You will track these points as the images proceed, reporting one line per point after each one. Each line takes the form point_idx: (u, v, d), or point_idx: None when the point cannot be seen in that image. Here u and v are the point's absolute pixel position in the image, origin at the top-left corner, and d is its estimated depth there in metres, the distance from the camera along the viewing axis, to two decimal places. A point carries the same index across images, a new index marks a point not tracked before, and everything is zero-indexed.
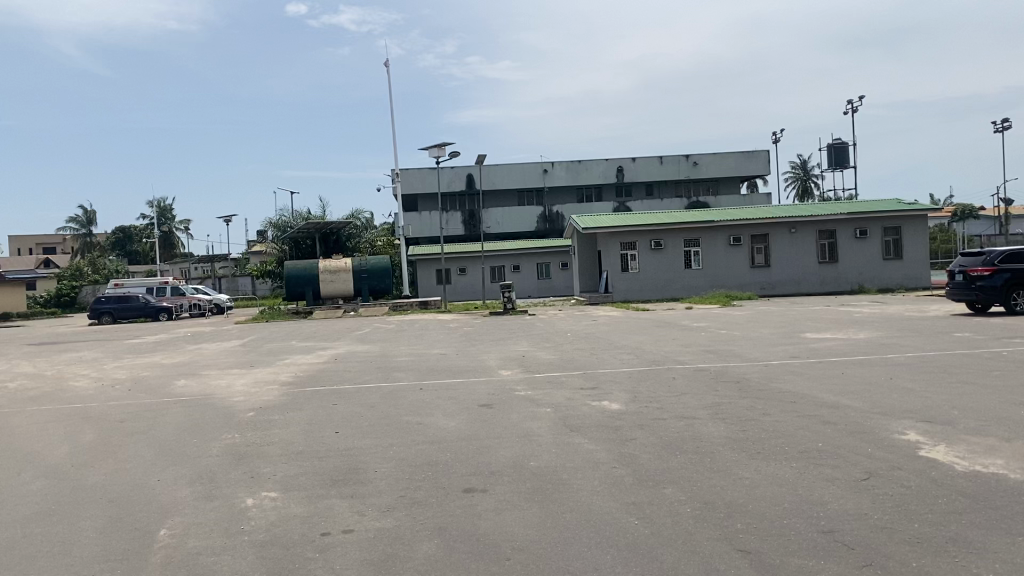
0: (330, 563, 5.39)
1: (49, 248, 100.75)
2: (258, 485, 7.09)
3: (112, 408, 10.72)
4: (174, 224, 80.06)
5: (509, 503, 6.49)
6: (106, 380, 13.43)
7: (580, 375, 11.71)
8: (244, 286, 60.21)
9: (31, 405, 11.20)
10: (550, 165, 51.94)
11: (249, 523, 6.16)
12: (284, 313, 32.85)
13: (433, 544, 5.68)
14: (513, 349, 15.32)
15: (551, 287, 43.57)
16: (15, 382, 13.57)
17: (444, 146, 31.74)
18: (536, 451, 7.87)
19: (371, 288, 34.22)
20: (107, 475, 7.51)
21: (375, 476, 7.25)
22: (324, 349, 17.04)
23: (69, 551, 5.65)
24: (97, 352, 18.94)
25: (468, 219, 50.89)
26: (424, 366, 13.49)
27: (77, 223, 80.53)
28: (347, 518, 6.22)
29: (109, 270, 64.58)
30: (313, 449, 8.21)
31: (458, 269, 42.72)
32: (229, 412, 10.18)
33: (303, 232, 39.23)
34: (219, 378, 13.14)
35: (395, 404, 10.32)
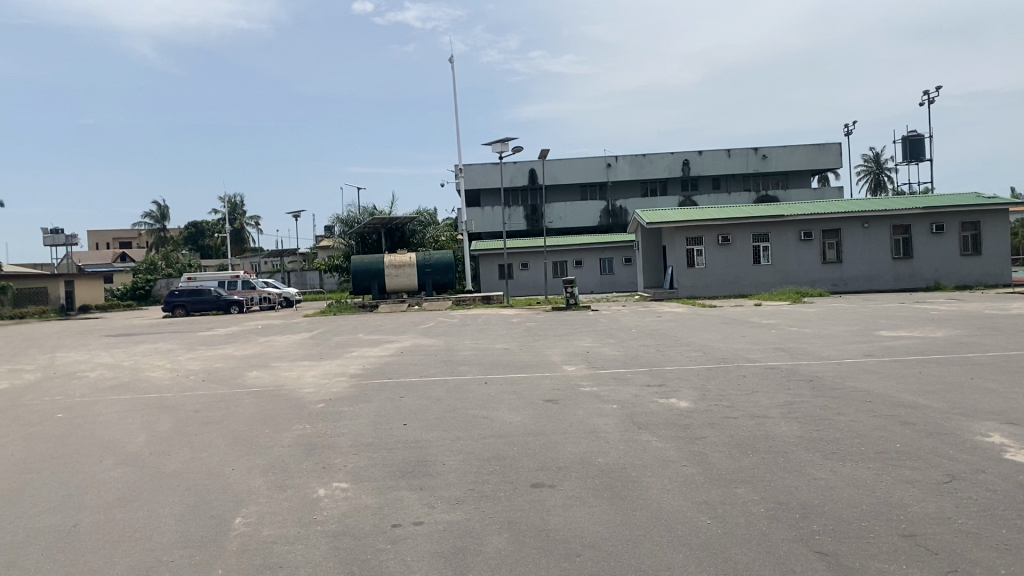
0: (401, 555, 5.41)
1: (125, 242, 103.75)
2: (330, 475, 7.19)
3: (187, 398, 11.00)
4: (244, 219, 81.94)
5: (577, 499, 6.44)
6: (181, 371, 13.82)
7: (646, 373, 11.60)
8: (311, 280, 61.40)
9: (111, 394, 11.58)
10: (614, 159, 51.72)
11: (320, 513, 6.24)
12: (349, 307, 33.31)
13: (503, 538, 5.67)
14: (578, 344, 15.25)
15: (614, 282, 43.30)
16: (96, 372, 14.07)
17: (507, 141, 31.66)
18: (604, 448, 7.80)
19: (434, 282, 34.42)
20: (184, 464, 7.70)
21: (443, 469, 7.28)
22: (389, 343, 17.19)
23: (150, 537, 5.80)
24: (172, 344, 19.50)
25: (530, 215, 50.92)
26: (489, 361, 13.50)
27: (151, 219, 82.75)
28: (417, 510, 6.26)
29: (181, 265, 66.40)
30: (382, 441, 8.30)
31: (520, 264, 42.85)
32: (300, 403, 10.35)
33: (368, 228, 39.70)
34: (290, 370, 13.41)
35: (462, 397, 10.36)
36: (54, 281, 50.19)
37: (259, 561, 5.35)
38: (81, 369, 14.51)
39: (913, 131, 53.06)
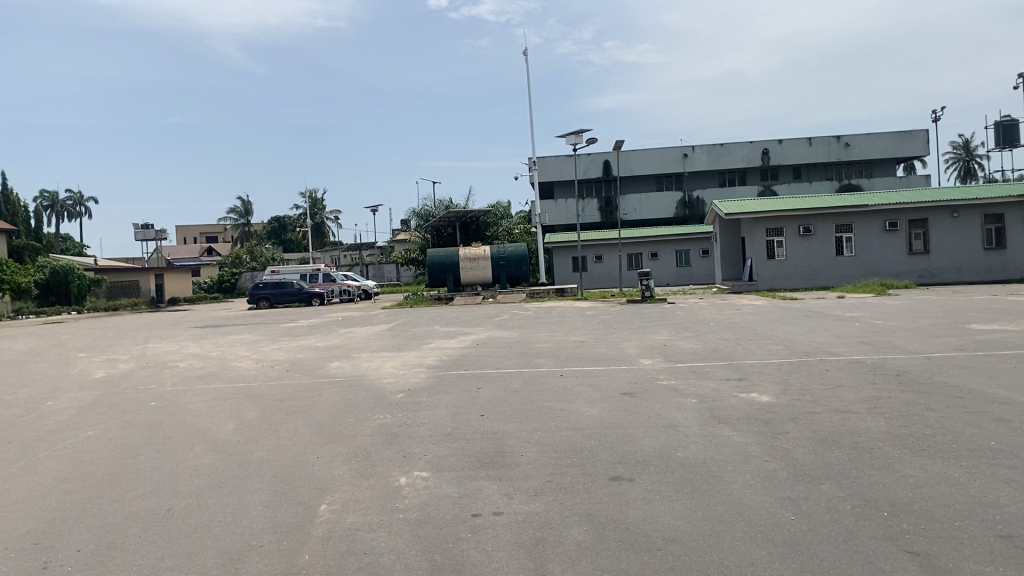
0: (482, 545, 5.47)
1: (211, 237, 107.20)
2: (410, 464, 7.31)
3: (272, 388, 11.32)
4: (324, 213, 83.56)
5: (657, 493, 6.39)
6: (266, 361, 14.23)
7: (726, 366, 11.42)
8: (389, 273, 62.42)
9: (200, 383, 12.01)
10: (691, 150, 50.93)
11: (402, 502, 6.34)
12: (425, 299, 33.73)
13: (583, 530, 5.67)
14: (655, 337, 15.11)
15: (690, 274, 42.73)
16: (186, 362, 14.60)
17: (582, 133, 31.49)
18: (683, 442, 7.73)
19: (509, 275, 34.54)
20: (271, 451, 7.93)
21: (521, 460, 7.32)
22: (465, 335, 17.34)
23: (239, 522, 5.98)
24: (257, 335, 20.06)
25: (605, 207, 50.57)
26: (565, 353, 13.49)
27: (236, 213, 85.22)
28: (497, 500, 6.31)
29: (265, 258, 68.24)
30: (460, 432, 8.39)
31: (595, 256, 42.69)
32: (381, 393, 10.55)
33: (444, 221, 40.07)
34: (369, 360, 13.66)
35: (538, 389, 10.39)
36: (145, 275, 52.30)
37: (343, 548, 5.46)
38: (171, 359, 15.10)
39: (1007, 115, 50.74)
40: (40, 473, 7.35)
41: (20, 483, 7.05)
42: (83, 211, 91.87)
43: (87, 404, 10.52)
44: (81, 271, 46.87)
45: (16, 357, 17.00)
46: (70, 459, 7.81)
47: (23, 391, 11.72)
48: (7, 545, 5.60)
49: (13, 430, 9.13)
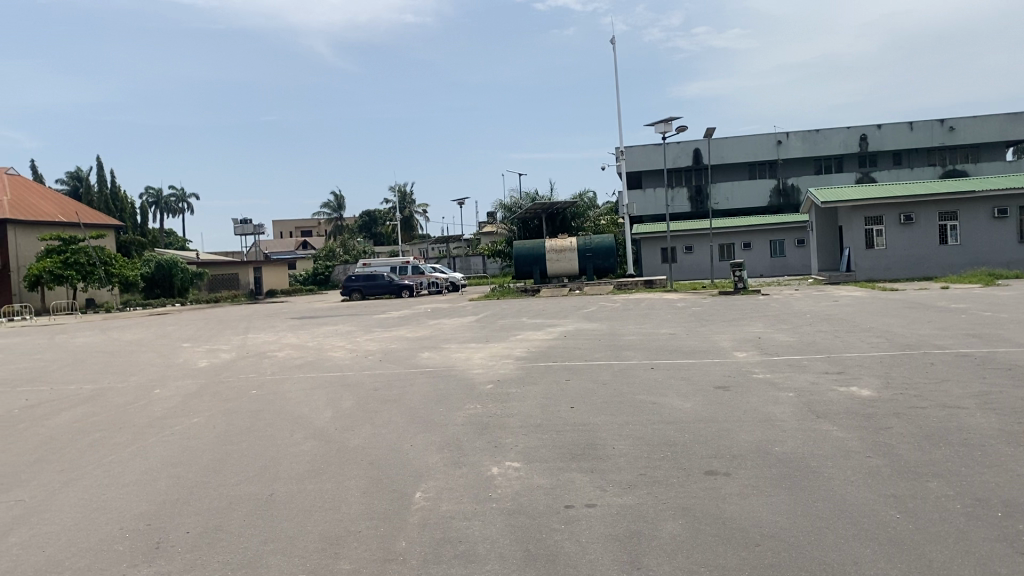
0: (576, 536, 5.45)
1: (305, 231, 109.96)
2: (503, 454, 7.34)
3: (366, 377, 11.58)
4: (414, 206, 84.89)
5: (754, 488, 6.25)
6: (360, 351, 14.56)
7: (824, 360, 11.07)
8: (476, 265, 63.10)
9: (298, 372, 12.37)
10: (784, 137, 49.54)
11: (495, 492, 6.38)
12: (511, 291, 33.90)
13: (678, 524, 5.59)
14: (749, 330, 14.78)
15: (785, 264, 41.69)
16: (284, 352, 15.07)
17: (671, 121, 31.02)
18: (781, 436, 7.54)
19: (595, 267, 34.38)
20: (367, 439, 8.09)
21: (614, 453, 7.26)
22: (553, 326, 17.33)
23: (338, 508, 6.13)
24: (351, 326, 20.54)
25: (695, 196, 49.72)
26: (655, 346, 13.32)
27: (330, 209, 87.41)
28: (589, 492, 6.27)
29: (357, 251, 69.77)
30: (551, 423, 8.38)
31: (684, 247, 42.08)
32: (471, 383, 10.66)
33: (530, 213, 40.14)
34: (459, 351, 13.81)
35: (628, 382, 10.31)
36: (244, 267, 54.22)
37: (439, 535, 5.53)
38: (270, 349, 15.61)
39: None
40: (150, 457, 7.70)
41: (132, 466, 7.39)
42: (186, 206, 95.62)
43: (192, 392, 10.96)
44: (183, 264, 48.90)
45: (127, 347, 17.85)
46: (178, 445, 8.15)
47: (134, 379, 12.29)
48: (122, 525, 5.87)
49: (126, 416, 9.58)
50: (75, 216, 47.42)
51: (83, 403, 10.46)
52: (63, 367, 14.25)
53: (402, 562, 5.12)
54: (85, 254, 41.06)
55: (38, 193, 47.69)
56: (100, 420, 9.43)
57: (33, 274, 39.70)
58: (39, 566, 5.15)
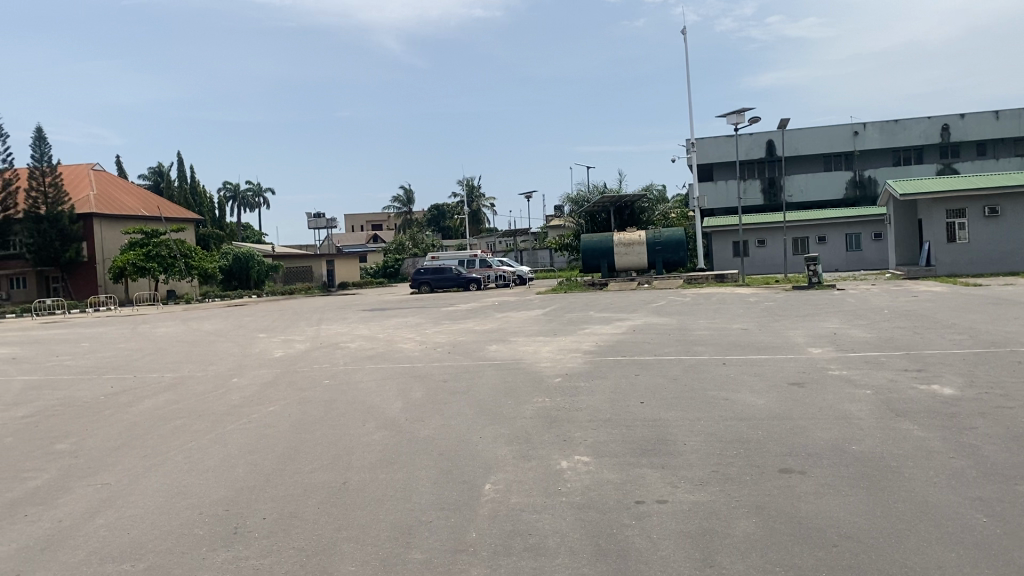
0: (647, 532, 5.40)
1: (376, 225, 111.30)
2: (571, 447, 7.34)
3: (436, 369, 11.69)
4: (482, 200, 85.42)
5: (831, 487, 6.09)
6: (429, 343, 14.72)
7: (904, 357, 10.75)
8: (543, 258, 63.25)
9: (369, 363, 12.57)
10: (862, 127, 48.09)
11: (564, 485, 6.37)
12: (579, 285, 33.79)
13: (752, 522, 5.49)
14: (824, 326, 14.43)
15: (862, 259, 40.58)
16: (356, 343, 15.34)
17: (743, 112, 30.46)
18: (859, 435, 7.34)
19: (665, 260, 33.98)
20: (437, 430, 8.17)
21: (685, 449, 7.18)
22: (621, 320, 17.24)
23: (410, 497, 6.20)
24: (420, 318, 20.77)
25: (768, 188, 48.72)
26: (727, 341, 13.10)
27: (399, 202, 88.57)
28: (661, 488, 6.21)
29: (426, 245, 70.44)
30: (620, 417, 8.34)
31: (757, 240, 41.35)
32: (539, 376, 10.67)
33: (598, 206, 39.93)
34: (528, 344, 13.82)
35: (700, 378, 10.16)
36: (317, 261, 55.38)
37: (509, 528, 5.55)
38: (342, 340, 15.89)
39: None
40: (229, 444, 7.92)
41: (212, 453, 7.61)
42: (262, 201, 97.89)
43: (268, 381, 11.22)
44: (259, 257, 50.04)
45: (206, 337, 18.40)
46: (255, 432, 8.37)
47: (213, 368, 12.67)
48: (202, 510, 6.05)
49: (204, 404, 9.86)
50: (156, 210, 49.02)
51: (165, 390, 10.82)
52: (146, 355, 14.76)
53: (472, 553, 5.15)
54: (165, 247, 42.41)
55: (122, 188, 49.47)
56: (181, 408, 9.73)
57: (117, 266, 41.19)
58: (125, 548, 5.34)
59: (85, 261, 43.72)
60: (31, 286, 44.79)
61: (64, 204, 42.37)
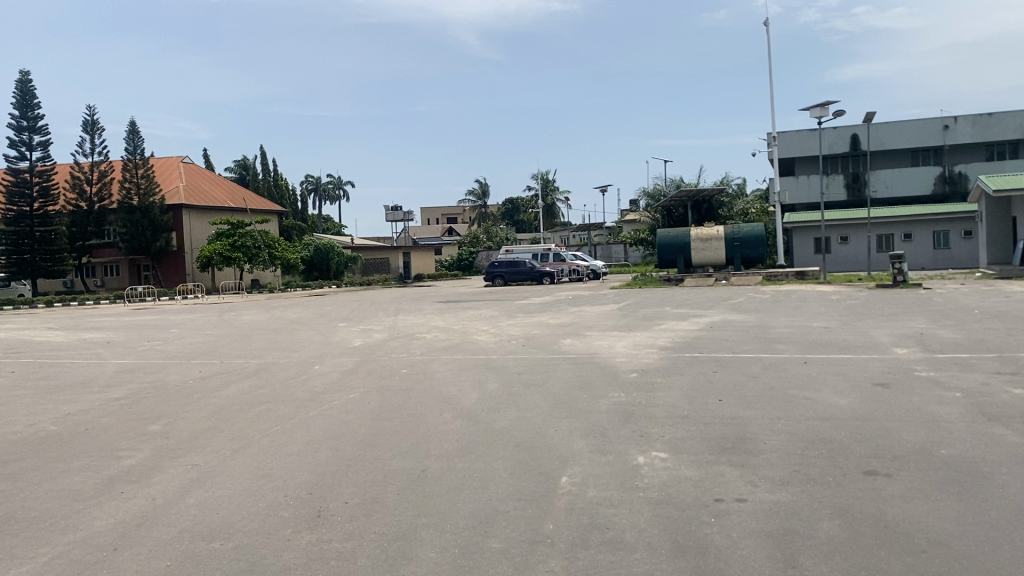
0: (726, 530, 5.35)
1: (451, 218, 112.36)
2: (649, 444, 7.30)
3: (511, 361, 11.77)
4: (557, 194, 85.29)
5: (918, 491, 5.93)
6: (503, 335, 14.80)
7: (996, 359, 10.34)
8: (617, 253, 62.81)
9: (445, 354, 12.73)
10: (952, 120, 46.39)
11: (641, 481, 6.35)
12: (655, 280, 33.52)
13: (834, 525, 5.38)
14: (910, 326, 13.96)
15: (950, 257, 39.13)
16: (432, 334, 15.53)
17: (828, 105, 29.63)
18: (948, 439, 7.09)
19: (743, 256, 33.44)
20: (513, 422, 8.24)
21: (765, 448, 7.07)
22: (699, 317, 17.03)
23: (487, 487, 6.27)
24: (494, 311, 20.91)
25: (852, 183, 47.28)
26: (808, 339, 12.83)
27: (475, 196, 89.09)
28: (739, 487, 6.14)
29: (501, 237, 70.70)
30: (697, 415, 8.25)
31: (839, 237, 40.33)
32: (615, 372, 10.63)
33: (676, 201, 39.48)
34: (602, 339, 13.78)
35: (780, 377, 9.97)
36: (394, 253, 56.24)
37: (586, 521, 5.56)
38: (419, 331, 16.11)
39: None
40: (311, 429, 8.14)
41: (296, 437, 7.83)
42: (342, 193, 99.95)
43: (348, 369, 11.48)
44: (339, 249, 51.04)
45: (289, 325, 18.92)
46: (336, 418, 8.57)
47: (296, 355, 13.01)
48: (286, 493, 6.24)
49: (287, 390, 10.15)
50: (242, 202, 50.56)
51: (250, 376, 11.18)
52: (232, 342, 15.26)
53: (549, 545, 5.18)
54: (250, 237, 43.65)
55: (210, 179, 51.06)
56: (265, 393, 10.03)
57: (204, 255, 42.64)
58: (215, 527, 5.54)
59: (174, 250, 45.37)
60: (125, 272, 47.02)
61: (155, 196, 43.94)
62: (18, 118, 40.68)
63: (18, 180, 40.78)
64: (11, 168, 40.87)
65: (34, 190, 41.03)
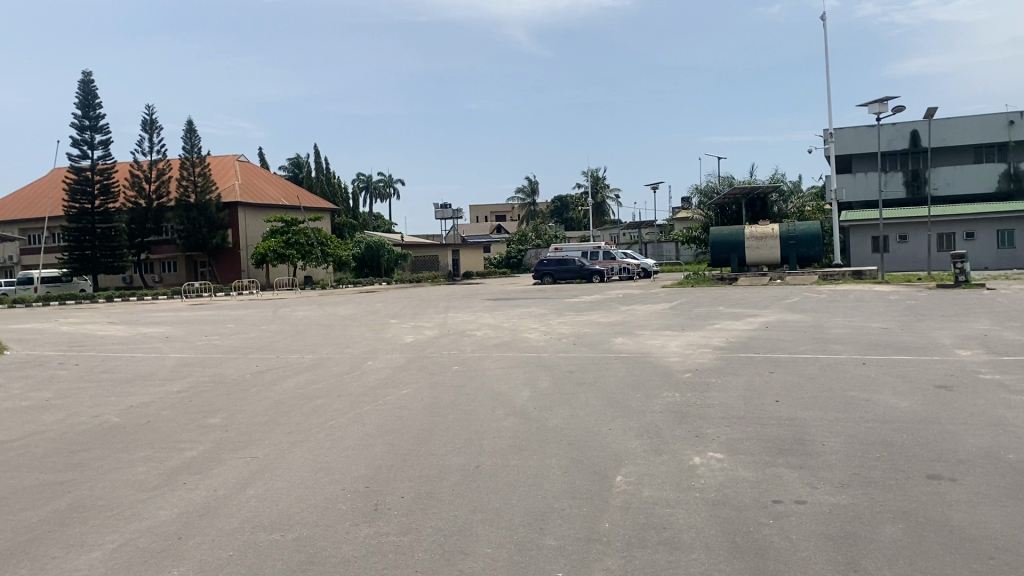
0: (786, 532, 5.27)
1: (500, 216, 112.48)
2: (704, 444, 7.22)
3: (563, 359, 11.75)
4: (606, 191, 85.00)
5: (985, 496, 5.76)
6: (554, 333, 14.77)
7: None
8: (668, 251, 62.48)
9: (496, 351, 12.76)
10: (1018, 116, 44.96)
11: (698, 482, 6.27)
12: (707, 279, 33.17)
13: (898, 528, 5.26)
14: (973, 327, 13.58)
15: (1014, 257, 38.10)
16: (482, 331, 15.57)
17: (887, 101, 28.99)
18: (1015, 444, 6.87)
19: (799, 255, 32.97)
20: (566, 420, 8.21)
21: (824, 450, 6.94)
22: (753, 317, 16.80)
23: (541, 485, 6.26)
24: (544, 309, 20.88)
25: (911, 180, 46.29)
26: (866, 340, 12.57)
27: (524, 194, 89.23)
28: (798, 488, 6.04)
29: (550, 235, 70.60)
30: (754, 416, 8.13)
31: (898, 236, 39.47)
32: (669, 371, 10.54)
33: (728, 198, 39.05)
34: (655, 338, 13.66)
35: (838, 377, 9.79)
36: (443, 250, 56.60)
37: (642, 520, 5.51)
38: (469, 328, 16.17)
39: None
40: (367, 423, 8.22)
41: (351, 432, 7.91)
42: (392, 191, 100.66)
43: (400, 365, 11.57)
44: (390, 246, 51.50)
45: (341, 321, 19.12)
46: (390, 414, 8.65)
47: (349, 351, 13.15)
48: (344, 485, 6.31)
49: (341, 385, 10.26)
50: (296, 199, 51.33)
51: (305, 371, 11.33)
52: (287, 337, 15.48)
53: (606, 543, 5.15)
54: (304, 235, 44.25)
55: (265, 178, 51.89)
56: (320, 387, 10.16)
57: (260, 253, 43.39)
58: (275, 519, 5.62)
59: (230, 247, 46.28)
60: (182, 269, 48.05)
61: (212, 193, 44.83)
62: (80, 117, 41.81)
63: (80, 178, 41.77)
64: (73, 166, 41.93)
65: (95, 187, 41.99)
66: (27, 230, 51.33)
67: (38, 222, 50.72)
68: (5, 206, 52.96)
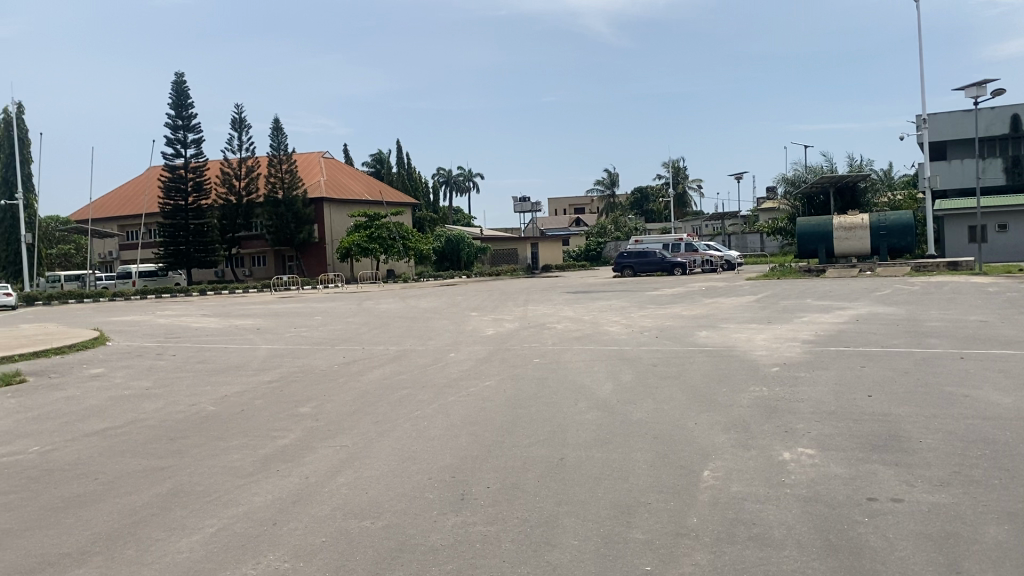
0: (883, 531, 5.11)
1: (579, 209, 111.98)
2: (794, 439, 7.06)
3: (645, 352, 11.65)
4: (688, 182, 83.63)
5: None
6: (636, 327, 14.65)
7: None
8: (752, 243, 61.18)
9: (577, 344, 12.74)
10: None
11: (789, 477, 6.15)
12: (793, 271, 32.38)
13: (1004, 530, 5.04)
14: None
15: None
16: (563, 324, 15.56)
17: (985, 84, 27.72)
18: None
19: (890, 246, 31.81)
20: (649, 414, 8.15)
21: (921, 447, 6.70)
22: (843, 309, 16.34)
23: (627, 478, 6.23)
24: (626, 302, 20.71)
25: (1011, 167, 44.26)
26: (964, 334, 12.08)
27: (603, 186, 88.55)
28: (894, 486, 5.85)
29: (629, 228, 69.90)
30: (846, 411, 7.90)
31: (997, 225, 37.79)
32: (755, 365, 10.35)
33: (814, 188, 37.99)
34: (739, 332, 13.41)
35: (935, 372, 9.44)
36: (522, 243, 56.72)
37: (731, 516, 5.43)
38: (550, 321, 16.19)
39: None
40: (452, 415, 8.32)
41: (436, 422, 8.02)
42: (472, 185, 101.17)
43: (482, 357, 11.67)
44: (470, 239, 51.85)
45: (424, 314, 19.36)
46: (474, 405, 8.73)
47: (432, 343, 13.31)
48: (430, 475, 6.40)
49: (426, 376, 10.44)
50: (379, 194, 52.27)
51: (390, 362, 11.54)
52: (371, 329, 15.78)
53: (694, 538, 5.09)
54: (387, 229, 44.92)
55: (348, 173, 52.89)
56: (405, 378, 10.33)
57: (345, 247, 44.60)
58: (364, 506, 5.75)
59: (316, 242, 47.42)
60: (271, 263, 49.61)
61: (299, 189, 45.95)
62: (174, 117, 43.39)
63: (174, 176, 43.45)
64: (167, 165, 43.62)
65: (188, 185, 43.58)
66: (126, 226, 53.67)
67: (135, 218, 52.94)
68: (106, 203, 55.46)
